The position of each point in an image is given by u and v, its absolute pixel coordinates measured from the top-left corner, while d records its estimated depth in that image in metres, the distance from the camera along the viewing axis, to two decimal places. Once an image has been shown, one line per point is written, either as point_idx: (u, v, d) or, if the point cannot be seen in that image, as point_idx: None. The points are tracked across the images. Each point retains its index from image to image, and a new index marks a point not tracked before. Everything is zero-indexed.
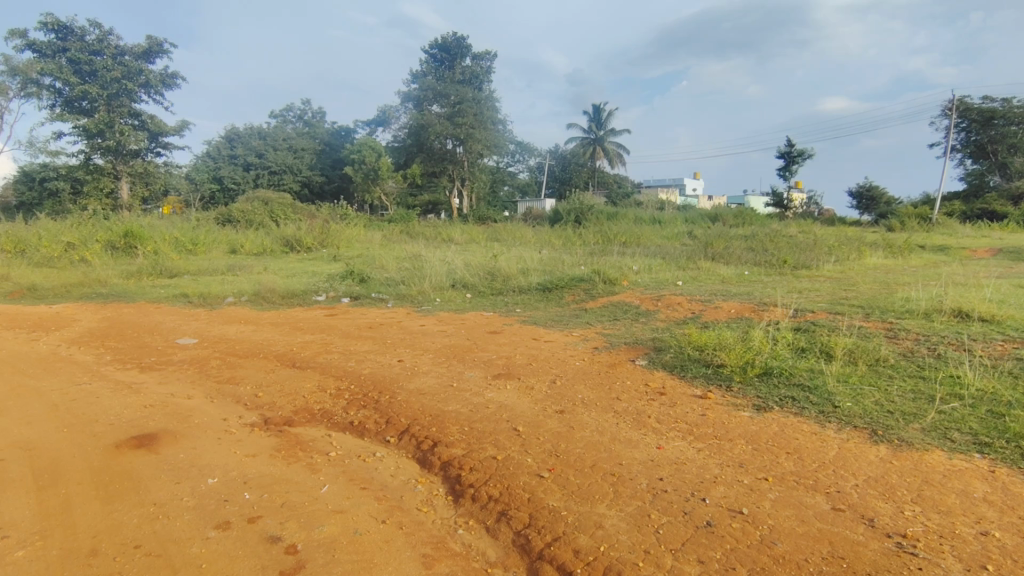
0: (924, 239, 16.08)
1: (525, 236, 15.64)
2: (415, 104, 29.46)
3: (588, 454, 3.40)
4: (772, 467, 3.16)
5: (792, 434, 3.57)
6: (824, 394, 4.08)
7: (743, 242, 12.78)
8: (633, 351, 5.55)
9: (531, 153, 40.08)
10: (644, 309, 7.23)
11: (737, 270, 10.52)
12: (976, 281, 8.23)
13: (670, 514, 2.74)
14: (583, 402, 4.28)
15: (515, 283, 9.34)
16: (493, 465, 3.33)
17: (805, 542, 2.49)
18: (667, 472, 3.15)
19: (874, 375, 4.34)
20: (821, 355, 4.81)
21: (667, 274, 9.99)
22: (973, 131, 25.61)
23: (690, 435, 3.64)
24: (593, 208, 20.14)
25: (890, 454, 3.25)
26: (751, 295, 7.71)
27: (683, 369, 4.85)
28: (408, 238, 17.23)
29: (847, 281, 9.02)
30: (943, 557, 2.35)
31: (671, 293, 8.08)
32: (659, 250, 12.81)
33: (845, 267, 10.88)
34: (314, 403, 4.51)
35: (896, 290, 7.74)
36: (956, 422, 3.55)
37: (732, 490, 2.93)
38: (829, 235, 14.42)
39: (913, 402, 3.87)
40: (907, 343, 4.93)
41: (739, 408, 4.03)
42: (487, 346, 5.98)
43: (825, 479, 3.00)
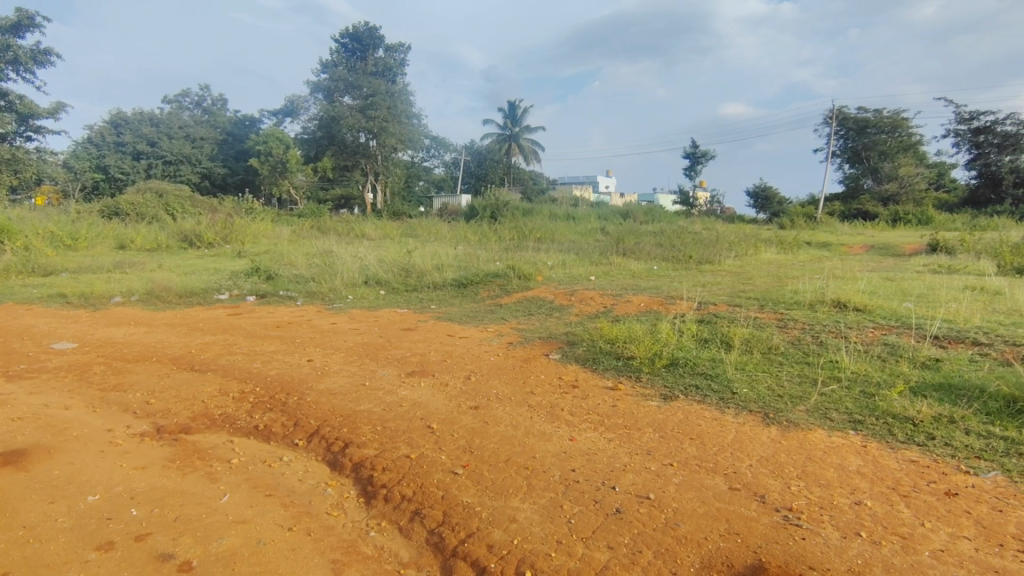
0: (809, 237, 17.49)
1: (440, 232, 15.49)
2: (325, 95, 28.32)
3: (503, 449, 3.42)
4: (677, 453, 3.33)
5: (694, 420, 3.78)
6: (723, 381, 4.35)
7: (652, 237, 13.36)
8: (547, 345, 5.65)
9: (447, 149, 39.78)
10: (558, 303, 7.38)
11: (646, 265, 10.96)
12: (853, 274, 9.06)
13: (582, 503, 2.82)
14: (498, 397, 4.30)
15: (430, 278, 9.25)
16: (406, 464, 3.27)
17: (705, 521, 2.64)
18: (579, 463, 3.24)
19: (766, 362, 4.68)
20: (721, 344, 5.13)
21: (580, 269, 10.27)
22: (849, 138, 28.17)
23: (601, 426, 3.76)
24: (508, 204, 20.29)
25: (779, 435, 3.52)
26: (658, 289, 8.05)
27: (595, 361, 5.01)
28: (318, 233, 16.59)
29: (744, 275, 9.64)
30: (824, 527, 2.57)
31: (584, 288, 8.29)
32: (572, 247, 13.10)
33: (742, 262, 11.64)
34: (215, 408, 4.24)
35: (786, 283, 8.37)
36: (835, 403, 3.90)
37: (640, 477, 3.06)
38: (728, 232, 15.35)
39: (799, 386, 4.21)
40: (795, 332, 5.35)
41: (647, 398, 4.21)
42: (401, 343, 5.89)
43: (723, 462, 3.20)
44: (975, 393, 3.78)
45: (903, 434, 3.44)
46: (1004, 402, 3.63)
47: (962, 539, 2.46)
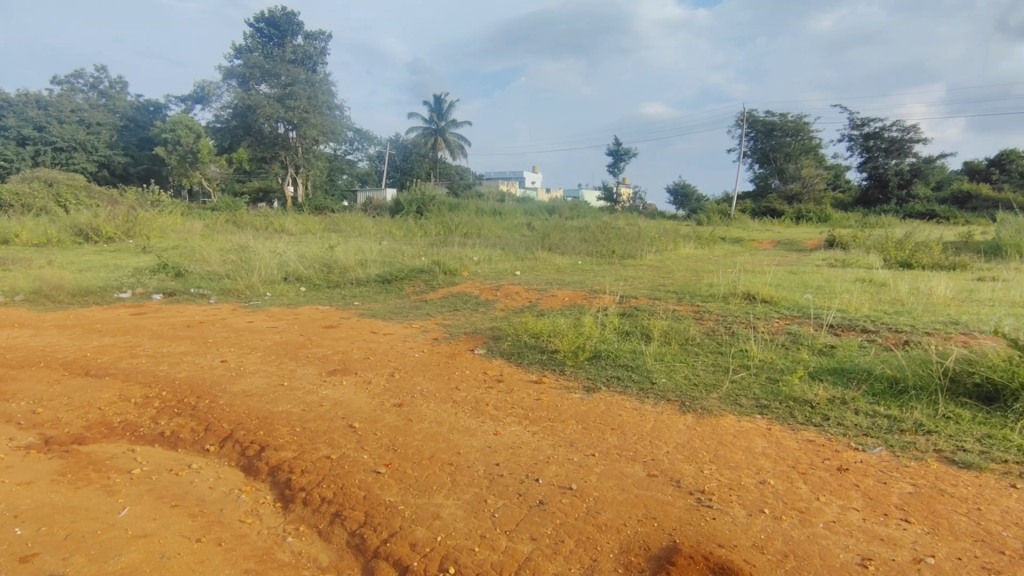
0: (724, 233, 18.41)
1: (365, 227, 15.12)
2: (239, 82, 26.87)
3: (427, 446, 3.39)
4: (598, 443, 3.42)
5: (615, 411, 3.90)
6: (644, 372, 4.51)
7: (577, 233, 13.63)
8: (472, 340, 5.65)
9: (372, 142, 38.82)
10: (483, 298, 7.39)
11: (571, 259, 11.19)
12: (761, 268, 9.66)
13: (506, 497, 2.84)
14: (423, 394, 4.25)
15: (353, 275, 9.02)
16: (326, 465, 3.17)
17: (624, 507, 2.73)
18: (503, 457, 3.26)
19: (683, 353, 4.89)
20: (641, 336, 5.32)
21: (505, 264, 10.33)
22: (758, 140, 29.93)
23: (525, 419, 3.80)
24: (435, 198, 20.09)
25: (694, 422, 3.69)
26: (582, 283, 8.23)
27: (520, 355, 5.06)
28: (233, 227, 15.75)
29: (663, 269, 10.03)
30: (732, 506, 2.72)
31: (510, 282, 8.34)
32: (499, 242, 13.15)
33: (662, 257, 12.11)
34: (113, 416, 3.93)
35: (702, 277, 8.78)
36: (744, 389, 4.14)
37: (563, 468, 3.12)
38: (649, 227, 15.92)
39: (713, 375, 4.43)
40: (709, 323, 5.63)
41: (570, 390, 4.30)
42: (322, 341, 5.70)
43: (642, 449, 3.32)
44: (863, 375, 4.13)
45: (803, 416, 3.70)
46: (889, 383, 3.98)
47: (852, 510, 2.68)
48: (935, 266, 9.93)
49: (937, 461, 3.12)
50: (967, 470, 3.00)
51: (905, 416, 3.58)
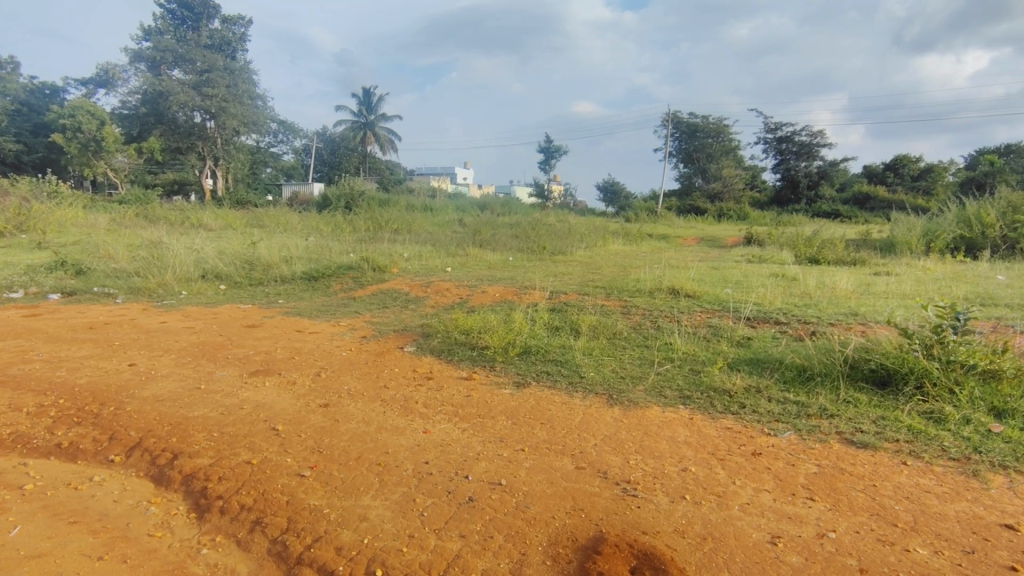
0: (650, 229, 19.03)
1: (290, 223, 14.55)
2: (149, 67, 25.14)
3: (354, 446, 3.31)
4: (528, 438, 3.46)
5: (545, 405, 3.95)
6: (572, 366, 4.59)
7: (508, 229, 13.70)
8: (401, 338, 5.56)
9: (297, 134, 37.42)
10: (413, 295, 7.29)
11: (502, 256, 11.23)
12: (684, 263, 10.06)
13: (435, 495, 2.81)
14: (350, 394, 4.14)
15: (277, 272, 8.67)
16: (246, 470, 3.03)
17: (553, 501, 2.77)
18: (433, 455, 3.23)
19: (611, 347, 5.02)
20: (571, 331, 5.42)
21: (436, 260, 10.24)
22: (682, 141, 31.15)
23: (455, 416, 3.78)
24: (364, 193, 19.63)
25: (621, 414, 3.80)
26: (513, 280, 8.28)
27: (450, 352, 5.02)
28: (144, 221, 14.75)
29: (592, 265, 10.24)
30: (655, 494, 2.82)
31: (440, 279, 8.27)
32: (430, 238, 12.99)
33: (592, 253, 12.38)
34: (2, 428, 3.58)
35: (629, 272, 9.04)
36: (668, 381, 4.29)
37: (493, 464, 3.13)
38: (578, 224, 16.19)
39: (639, 368, 4.57)
40: (636, 317, 5.81)
41: (501, 386, 4.32)
42: (243, 342, 5.43)
43: (571, 443, 3.38)
44: (776, 364, 4.38)
45: (722, 405, 3.88)
46: (798, 371, 4.25)
47: (764, 492, 2.83)
48: (839, 262, 10.68)
49: (839, 442, 3.36)
50: (864, 450, 3.25)
51: (811, 402, 3.83)
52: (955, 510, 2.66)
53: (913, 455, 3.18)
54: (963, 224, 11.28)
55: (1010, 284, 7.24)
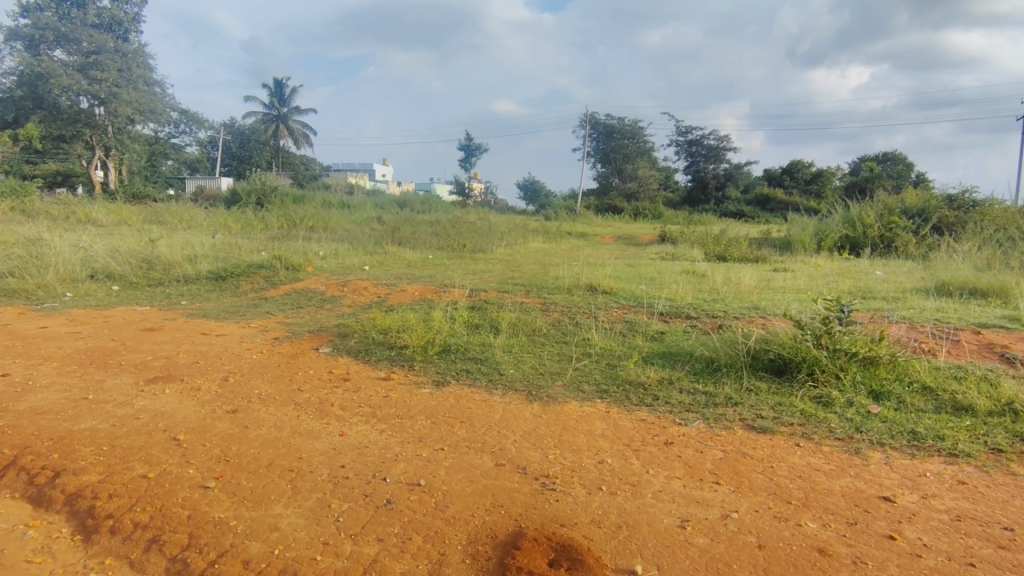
0: (570, 228, 19.45)
1: (194, 219, 13.67)
2: (25, 46, 22.76)
3: (264, 453, 3.15)
4: (447, 437, 3.43)
5: (465, 403, 3.94)
6: (492, 364, 4.60)
7: (429, 227, 13.54)
8: (316, 339, 5.36)
9: (202, 125, 35.18)
10: (329, 295, 7.05)
11: (422, 253, 11.09)
12: (601, 261, 10.36)
13: (351, 499, 2.73)
14: (260, 398, 3.95)
15: (178, 272, 8.11)
16: (142, 485, 2.81)
17: (473, 499, 2.76)
18: (349, 458, 3.13)
19: (530, 343, 5.08)
20: (491, 328, 5.44)
21: (353, 258, 9.95)
22: (599, 142, 32.07)
23: (373, 417, 3.69)
24: (277, 189, 18.75)
25: (540, 410, 3.85)
26: (433, 278, 8.19)
27: (368, 353, 4.90)
28: (21, 216, 13.34)
29: (512, 263, 10.32)
30: (573, 487, 2.88)
31: (358, 278, 8.05)
32: (347, 236, 12.60)
33: (512, 251, 12.48)
34: None
35: (548, 270, 9.20)
36: (585, 376, 4.40)
37: (411, 464, 3.08)
38: (500, 222, 16.29)
39: (558, 364, 4.65)
40: (554, 313, 5.91)
41: (420, 385, 4.26)
42: (140, 346, 5.04)
43: (490, 440, 3.38)
44: (686, 357, 4.61)
45: (636, 398, 4.03)
46: (706, 363, 4.48)
47: (675, 479, 2.97)
48: (743, 259, 11.36)
49: (742, 428, 3.57)
50: (763, 434, 3.49)
51: (718, 392, 4.05)
52: (840, 485, 2.91)
53: (805, 437, 3.44)
54: (848, 224, 12.30)
55: (888, 279, 7.98)
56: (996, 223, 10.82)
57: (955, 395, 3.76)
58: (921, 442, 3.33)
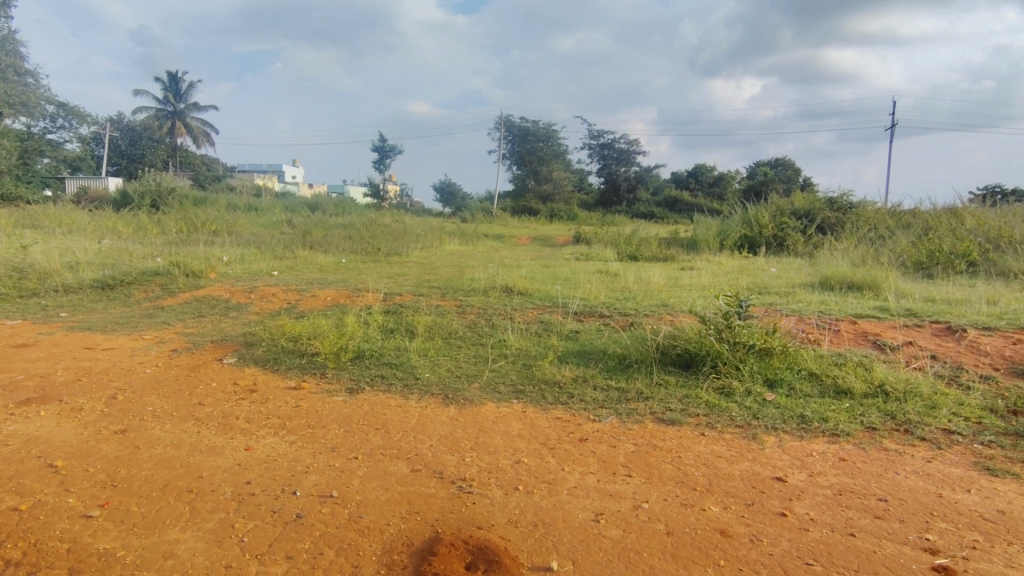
0: (488, 229, 19.55)
1: (77, 223, 12.50)
2: None
3: (160, 475, 2.92)
4: (361, 445, 3.34)
5: (380, 410, 3.85)
6: (408, 368, 4.53)
7: (342, 230, 13.15)
8: (219, 349, 5.05)
9: (85, 120, 32.25)
10: (234, 302, 6.67)
11: (335, 257, 10.75)
12: (516, 262, 10.48)
13: (257, 517, 2.59)
14: (154, 415, 3.66)
15: (57, 281, 7.38)
16: (12, 520, 2.52)
17: (388, 507, 2.70)
18: (255, 474, 2.97)
19: (446, 346, 5.05)
20: (406, 332, 5.35)
21: (260, 263, 9.48)
22: (514, 144, 32.48)
23: (282, 429, 3.52)
24: (174, 190, 17.52)
25: (457, 413, 3.83)
26: (346, 283, 7.94)
27: (276, 362, 4.68)
28: None
29: (429, 266, 10.20)
30: (490, 489, 2.89)
31: (265, 284, 7.67)
32: (253, 240, 11.98)
33: (428, 254, 12.37)
34: None
35: (465, 272, 9.19)
36: (501, 377, 4.43)
37: (323, 476, 2.97)
38: (415, 224, 16.05)
39: (474, 366, 4.65)
40: (471, 316, 5.91)
41: (332, 393, 4.12)
42: (11, 364, 4.53)
43: (406, 446, 3.33)
44: (600, 355, 4.75)
45: (551, 396, 4.10)
46: (618, 360, 4.64)
47: (589, 475, 3.04)
48: (652, 258, 11.88)
49: (652, 421, 3.73)
50: (671, 426, 3.66)
51: (629, 387, 4.21)
52: (740, 469, 3.10)
53: (709, 426, 3.64)
54: (746, 224, 13.17)
55: (781, 275, 8.60)
56: (870, 223, 11.97)
57: (837, 379, 4.11)
58: (809, 425, 3.61)
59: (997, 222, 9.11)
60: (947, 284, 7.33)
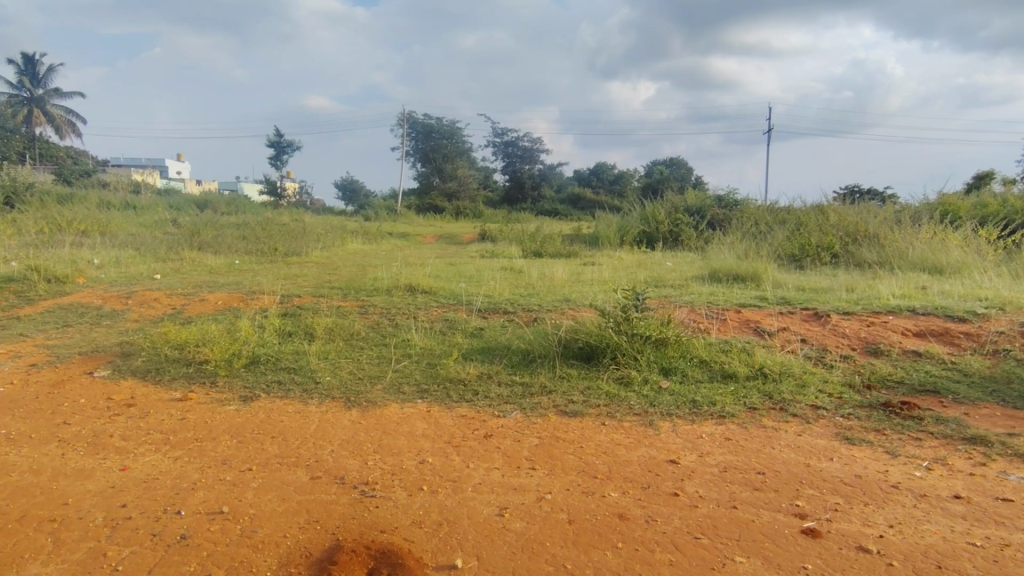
0: (392, 228, 19.17)
1: None
2: None
3: (16, 504, 2.61)
4: (255, 456, 3.16)
5: (277, 417, 3.67)
6: (307, 372, 4.35)
7: (234, 229, 12.38)
8: (89, 361, 4.59)
9: None
10: (108, 309, 6.08)
11: (226, 259, 10.10)
12: (421, 260, 10.35)
13: (135, 542, 2.38)
14: (9, 439, 3.26)
15: None
16: None
17: (284, 519, 2.57)
18: (133, 495, 2.73)
19: (348, 348, 4.89)
20: (305, 335, 5.13)
21: (139, 266, 8.72)
22: (419, 141, 32.13)
23: (164, 445, 3.26)
24: (33, 186, 15.69)
25: (359, 416, 3.73)
26: (239, 285, 7.47)
27: (158, 372, 4.32)
28: None
29: (330, 266, 9.81)
30: (394, 491, 2.83)
31: (144, 288, 7.06)
32: (131, 240, 11.00)
33: (329, 253, 11.93)
34: None
35: (368, 271, 8.95)
36: (405, 377, 4.36)
37: (212, 491, 2.78)
38: (315, 223, 15.36)
39: (377, 367, 4.55)
40: (374, 316, 5.76)
41: (223, 403, 3.87)
42: None
43: (305, 453, 3.19)
44: (504, 351, 4.80)
45: (456, 394, 4.09)
46: (523, 355, 4.71)
47: (494, 470, 3.07)
48: (556, 254, 12.17)
49: (556, 414, 3.83)
50: (574, 418, 3.77)
51: (533, 381, 4.29)
52: (637, 455, 3.26)
53: (610, 415, 3.80)
54: (644, 221, 13.86)
55: (674, 269, 9.11)
56: (751, 219, 12.96)
57: (723, 364, 4.42)
58: (699, 408, 3.86)
59: (855, 217, 10.18)
60: (816, 274, 8.10)
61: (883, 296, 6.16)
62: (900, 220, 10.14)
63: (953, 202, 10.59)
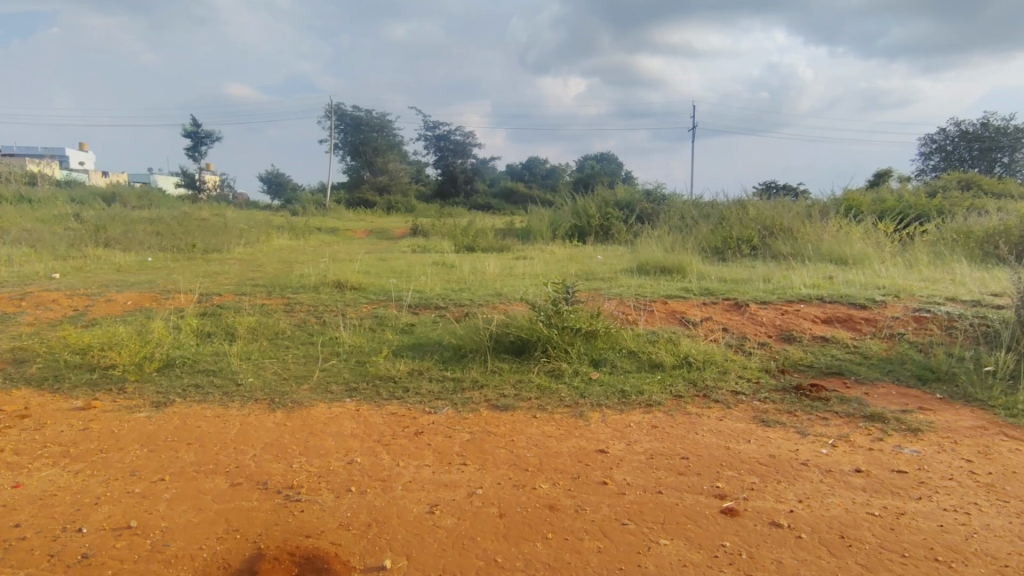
0: (320, 223, 18.59)
1: None
2: None
3: None
4: (169, 464, 2.98)
5: (193, 423, 3.47)
6: (227, 374, 4.14)
7: (146, 224, 11.63)
8: None
9: None
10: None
11: (137, 256, 9.47)
12: (350, 256, 10.10)
13: (28, 565, 2.19)
14: None
15: None
16: None
17: (201, 529, 2.44)
18: (27, 514, 2.51)
19: (272, 348, 4.70)
20: (225, 335, 4.88)
21: (37, 265, 8.02)
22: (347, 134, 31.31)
23: (64, 458, 3.01)
24: None
25: (283, 418, 3.58)
26: (152, 284, 7.02)
27: (58, 380, 3.99)
28: None
29: (253, 263, 9.39)
30: (321, 494, 2.74)
31: (43, 289, 6.50)
32: (26, 237, 10.10)
33: (253, 250, 11.41)
34: None
35: (294, 268, 8.63)
36: (333, 376, 4.23)
37: (120, 505, 2.59)
38: (237, 218, 14.67)
39: (303, 366, 4.39)
40: (300, 314, 5.56)
41: (133, 410, 3.62)
42: None
43: (224, 459, 3.04)
44: (436, 347, 4.76)
45: (387, 392, 4.01)
46: (455, 351, 4.68)
47: (424, 467, 3.03)
48: (488, 249, 12.17)
49: (487, 408, 3.83)
50: (506, 412, 3.78)
51: (464, 376, 4.27)
52: (566, 446, 3.31)
53: (541, 408, 3.83)
54: (575, 215, 14.11)
55: (604, 261, 9.32)
56: (677, 212, 13.45)
57: (650, 354, 4.56)
58: (627, 398, 3.97)
59: (770, 211, 10.76)
60: (735, 265, 8.50)
61: (795, 286, 6.54)
62: (810, 214, 10.81)
63: (856, 197, 11.39)
